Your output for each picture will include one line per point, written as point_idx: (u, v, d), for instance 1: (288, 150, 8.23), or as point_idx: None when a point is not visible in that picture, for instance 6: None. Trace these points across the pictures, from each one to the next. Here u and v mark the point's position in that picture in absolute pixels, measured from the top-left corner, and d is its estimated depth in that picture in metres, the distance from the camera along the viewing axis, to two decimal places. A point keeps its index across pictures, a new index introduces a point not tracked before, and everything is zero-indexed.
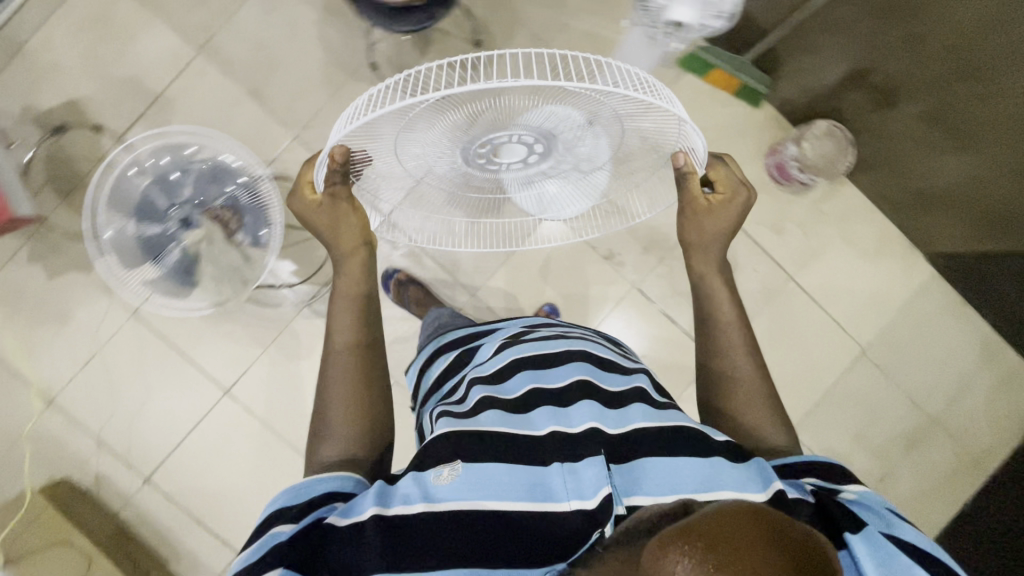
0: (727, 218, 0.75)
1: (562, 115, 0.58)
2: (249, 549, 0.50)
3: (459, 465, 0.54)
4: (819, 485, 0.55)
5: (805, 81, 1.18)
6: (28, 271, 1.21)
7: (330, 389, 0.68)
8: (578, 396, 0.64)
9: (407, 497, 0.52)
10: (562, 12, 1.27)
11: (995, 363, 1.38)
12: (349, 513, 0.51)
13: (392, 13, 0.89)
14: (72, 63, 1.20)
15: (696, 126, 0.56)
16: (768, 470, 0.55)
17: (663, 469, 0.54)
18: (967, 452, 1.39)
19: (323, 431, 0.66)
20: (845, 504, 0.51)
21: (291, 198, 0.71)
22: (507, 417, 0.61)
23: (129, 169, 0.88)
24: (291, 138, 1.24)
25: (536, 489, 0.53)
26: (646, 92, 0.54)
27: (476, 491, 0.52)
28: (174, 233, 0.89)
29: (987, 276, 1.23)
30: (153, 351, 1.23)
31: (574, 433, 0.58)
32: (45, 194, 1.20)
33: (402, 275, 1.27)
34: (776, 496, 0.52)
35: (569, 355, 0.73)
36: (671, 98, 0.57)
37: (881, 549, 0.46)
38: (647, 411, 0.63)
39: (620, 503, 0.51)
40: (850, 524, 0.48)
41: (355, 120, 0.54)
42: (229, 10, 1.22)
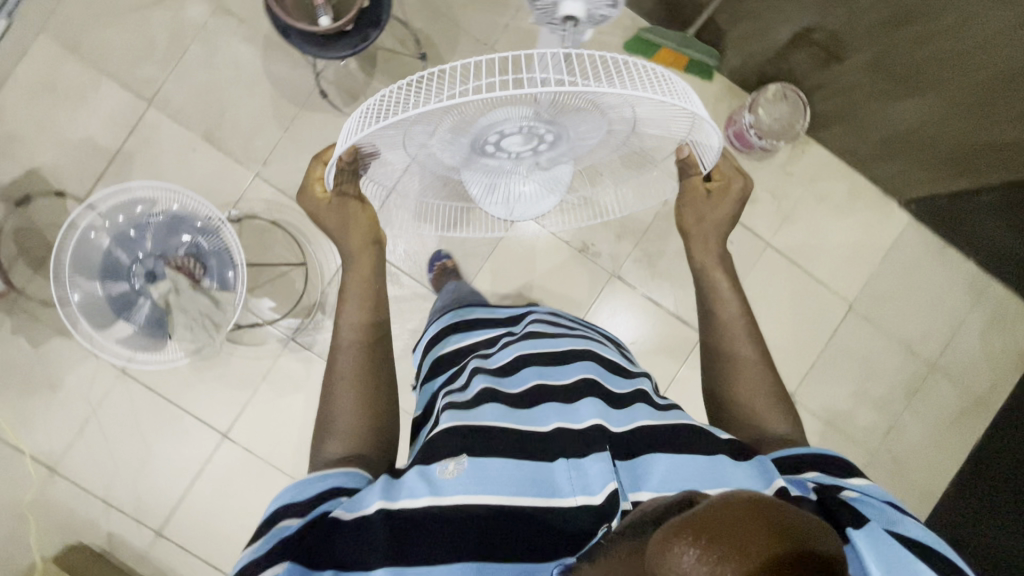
0: (724, 209, 0.77)
1: (578, 114, 0.56)
2: (256, 542, 0.49)
3: (465, 459, 0.54)
4: (822, 483, 0.54)
5: (750, 48, 1.17)
6: (11, 345, 1.21)
7: (336, 389, 0.68)
8: (583, 393, 0.65)
9: (412, 491, 0.51)
10: (501, 13, 1.27)
11: (985, 299, 1.38)
12: (354, 507, 0.51)
13: (323, 38, 0.89)
14: (26, 132, 1.20)
15: (714, 125, 0.54)
16: (771, 468, 0.56)
17: (668, 465, 0.55)
18: (972, 392, 1.38)
19: (327, 428, 0.65)
20: (847, 501, 0.50)
21: (301, 194, 0.72)
22: (511, 412, 0.61)
23: (88, 231, 0.88)
24: (253, 176, 1.25)
25: (541, 484, 0.54)
26: (667, 93, 0.52)
27: (483, 484, 0.52)
28: (142, 289, 0.90)
29: (962, 214, 1.23)
30: (147, 405, 1.24)
31: (580, 429, 0.59)
32: (17, 266, 1.20)
33: (448, 262, 1.26)
34: (779, 491, 0.52)
35: (577, 353, 0.73)
36: (688, 93, 0.54)
37: (884, 545, 0.44)
38: (650, 413, 0.64)
39: (626, 499, 0.52)
40: (853, 520, 0.47)
41: (364, 128, 0.53)
42: (174, 59, 1.22)
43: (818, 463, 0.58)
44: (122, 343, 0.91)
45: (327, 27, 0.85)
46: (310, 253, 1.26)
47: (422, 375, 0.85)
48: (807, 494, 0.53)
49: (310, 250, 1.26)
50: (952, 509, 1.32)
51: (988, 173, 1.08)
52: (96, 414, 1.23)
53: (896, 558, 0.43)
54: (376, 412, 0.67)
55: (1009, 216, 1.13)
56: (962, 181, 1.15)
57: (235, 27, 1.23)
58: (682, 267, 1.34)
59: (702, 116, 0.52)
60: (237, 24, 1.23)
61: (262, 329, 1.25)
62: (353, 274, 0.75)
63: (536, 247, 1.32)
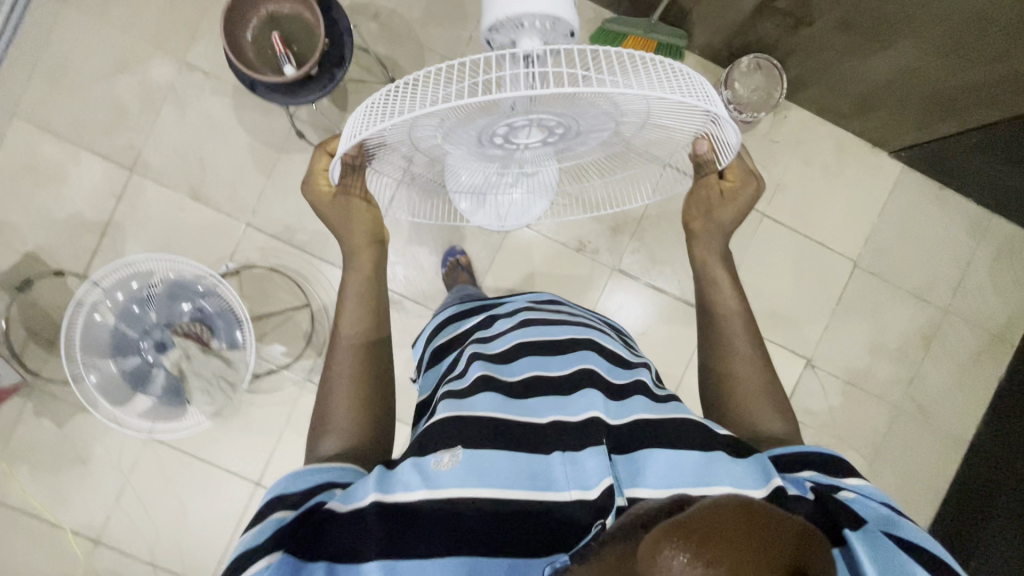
0: (733, 209, 0.79)
1: (583, 111, 0.55)
2: (248, 531, 0.49)
3: (460, 452, 0.53)
4: (818, 482, 0.55)
5: (716, 23, 1.16)
6: (35, 429, 1.22)
7: (330, 379, 0.69)
8: (582, 384, 0.64)
9: (407, 484, 0.51)
10: (462, 26, 1.26)
11: (988, 236, 1.37)
12: (349, 500, 0.50)
13: (291, 86, 0.89)
14: (16, 217, 1.21)
15: (727, 122, 0.53)
16: (769, 466, 0.55)
17: (666, 462, 0.54)
18: (988, 330, 1.37)
19: (324, 423, 0.66)
20: (844, 502, 0.51)
21: (306, 186, 0.77)
22: (506, 402, 0.61)
23: (94, 313, 0.89)
24: (244, 227, 1.25)
25: (537, 478, 0.53)
26: (679, 91, 0.50)
27: (478, 477, 0.52)
28: (155, 360, 0.91)
29: (954, 156, 1.22)
30: (178, 466, 1.25)
31: (575, 422, 0.59)
32: (28, 351, 1.21)
33: (461, 257, 1.28)
34: (775, 492, 0.52)
35: (578, 343, 0.73)
36: (705, 90, 0.52)
37: (880, 547, 0.46)
38: (647, 404, 0.63)
39: (621, 495, 0.52)
40: (850, 520, 0.48)
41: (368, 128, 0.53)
42: (149, 123, 1.23)
43: (812, 461, 0.59)
44: (141, 416, 0.93)
45: (295, 75, 0.85)
46: (312, 293, 1.27)
47: (426, 362, 0.87)
48: (804, 493, 0.53)
49: (311, 291, 1.27)
50: (983, 449, 1.32)
51: (975, 113, 1.06)
52: (130, 482, 1.24)
53: (892, 560, 0.45)
54: (376, 408, 0.68)
55: (1001, 152, 1.12)
56: (947, 125, 1.14)
57: (203, 81, 1.23)
58: (682, 251, 1.34)
59: (718, 114, 0.51)
60: (204, 78, 1.23)
61: (279, 374, 1.26)
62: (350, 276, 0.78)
63: (533, 253, 1.32)
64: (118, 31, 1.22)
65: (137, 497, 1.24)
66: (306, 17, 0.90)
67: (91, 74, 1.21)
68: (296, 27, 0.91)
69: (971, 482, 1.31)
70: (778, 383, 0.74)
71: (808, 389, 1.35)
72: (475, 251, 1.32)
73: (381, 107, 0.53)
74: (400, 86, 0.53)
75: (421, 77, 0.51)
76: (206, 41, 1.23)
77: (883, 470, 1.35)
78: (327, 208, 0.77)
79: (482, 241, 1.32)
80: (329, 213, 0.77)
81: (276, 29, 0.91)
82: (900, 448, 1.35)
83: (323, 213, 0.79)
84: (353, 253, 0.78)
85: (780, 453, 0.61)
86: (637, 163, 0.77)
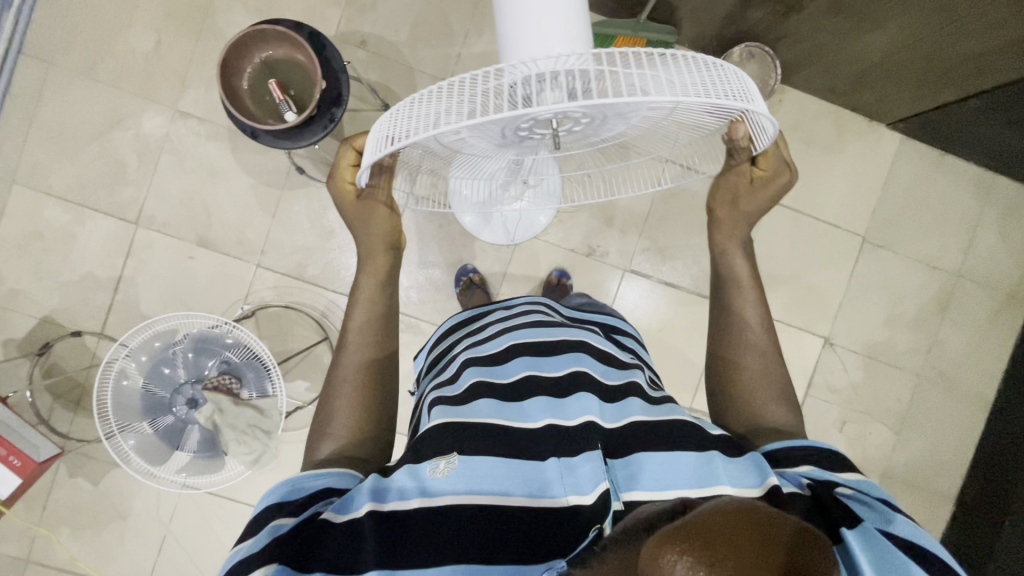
0: (761, 199, 0.77)
1: (618, 117, 0.53)
2: (245, 542, 0.48)
3: (455, 458, 0.55)
4: (816, 477, 0.55)
5: (704, 18, 1.16)
6: (70, 490, 1.22)
7: (335, 383, 0.71)
8: (577, 387, 0.65)
9: (403, 492, 0.53)
10: (451, 45, 1.26)
11: (992, 197, 1.37)
12: (345, 509, 0.51)
13: (293, 130, 0.89)
14: (29, 282, 1.21)
15: (769, 116, 0.51)
16: (764, 463, 0.56)
17: (659, 464, 0.56)
18: (1001, 290, 1.38)
19: (322, 428, 0.67)
20: (840, 499, 0.51)
21: (330, 181, 0.74)
22: (500, 407, 0.63)
23: (122, 379, 0.90)
24: (254, 268, 1.25)
25: (532, 483, 0.55)
26: (721, 91, 0.48)
27: (474, 483, 0.54)
28: (187, 416, 0.91)
29: (952, 123, 1.22)
30: (214, 512, 1.25)
31: (570, 426, 0.60)
32: (55, 414, 1.21)
33: (476, 277, 1.29)
34: (771, 489, 0.52)
35: (574, 345, 0.74)
36: (745, 88, 0.51)
37: (877, 547, 0.46)
38: (643, 408, 0.64)
39: (617, 499, 0.53)
40: (847, 520, 0.48)
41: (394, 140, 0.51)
42: (148, 174, 1.23)
43: (811, 456, 0.58)
44: (179, 471, 0.92)
45: (297, 122, 0.85)
46: (329, 326, 1.27)
47: (427, 371, 0.88)
48: (800, 491, 0.54)
49: (328, 324, 1.27)
50: (1007, 409, 1.33)
51: (972, 81, 1.06)
52: (170, 532, 1.24)
53: (890, 560, 0.45)
54: (373, 412, 0.69)
55: (1002, 114, 1.11)
56: (945, 95, 1.14)
57: (197, 127, 1.23)
58: (692, 244, 1.34)
59: (759, 111, 0.49)
60: (199, 124, 1.23)
61: (305, 410, 1.25)
62: (365, 279, 0.78)
63: (542, 263, 1.33)
64: (107, 86, 1.21)
65: (178, 547, 1.24)
66: (299, 58, 0.90)
67: (85, 132, 1.21)
68: (290, 70, 0.91)
69: (998, 442, 1.32)
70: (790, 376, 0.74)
71: (829, 367, 1.36)
72: (485, 266, 1.32)
73: (414, 114, 0.50)
74: (433, 90, 0.50)
75: (449, 84, 0.49)
76: (196, 87, 1.23)
77: (909, 438, 1.36)
78: (350, 210, 0.76)
79: (491, 256, 1.32)
80: (349, 213, 0.76)
81: (273, 77, 0.91)
82: (923, 416, 1.37)
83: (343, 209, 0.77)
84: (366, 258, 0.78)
85: (776, 449, 0.61)
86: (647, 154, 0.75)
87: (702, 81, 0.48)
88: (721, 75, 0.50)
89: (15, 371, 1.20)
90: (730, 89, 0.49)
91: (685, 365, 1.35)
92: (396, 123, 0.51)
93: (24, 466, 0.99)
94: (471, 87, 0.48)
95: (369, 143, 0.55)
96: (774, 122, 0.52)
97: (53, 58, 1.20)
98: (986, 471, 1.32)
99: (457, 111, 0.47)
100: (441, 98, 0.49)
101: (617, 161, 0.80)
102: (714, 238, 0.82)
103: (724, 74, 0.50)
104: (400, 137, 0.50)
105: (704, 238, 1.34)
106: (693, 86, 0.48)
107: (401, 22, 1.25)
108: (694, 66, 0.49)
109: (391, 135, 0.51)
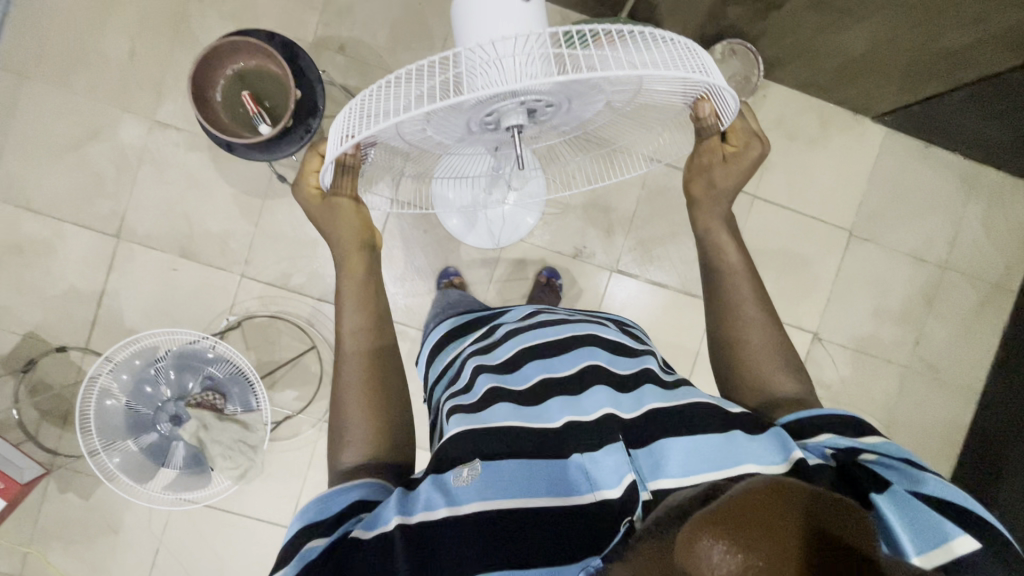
0: (739, 171, 0.74)
1: (585, 100, 0.52)
2: (285, 568, 0.49)
3: (477, 464, 0.54)
4: (838, 447, 0.53)
5: (685, 15, 1.15)
6: (60, 506, 1.21)
7: (344, 392, 0.69)
8: (593, 382, 0.65)
9: (429, 502, 0.51)
10: (431, 47, 1.25)
11: (978, 188, 1.37)
12: (374, 525, 0.50)
13: (268, 143, 0.88)
14: (10, 298, 1.19)
15: (733, 91, 0.51)
16: (788, 438, 0.54)
17: (682, 451, 0.55)
18: (987, 280, 1.38)
19: (342, 435, 0.66)
20: (867, 465, 0.50)
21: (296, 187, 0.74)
22: (519, 410, 0.62)
23: (105, 399, 0.90)
24: (239, 278, 1.24)
25: (557, 484, 0.54)
26: (684, 65, 0.48)
27: (499, 488, 0.53)
28: (172, 433, 0.90)
29: (937, 116, 1.21)
30: (207, 523, 1.24)
31: (590, 421, 0.60)
32: (42, 429, 1.20)
33: (456, 279, 1.28)
34: (796, 464, 0.51)
35: (582, 339, 0.73)
36: (707, 62, 0.50)
37: (908, 506, 0.46)
38: (660, 394, 0.64)
39: (644, 489, 0.52)
40: (875, 485, 0.48)
41: (351, 134, 0.49)
42: (128, 186, 1.21)
43: (831, 425, 0.57)
44: (167, 488, 0.94)
45: (272, 134, 0.84)
46: (316, 334, 1.26)
47: (431, 379, 0.87)
48: (825, 462, 0.53)
49: (316, 332, 1.26)
50: (995, 399, 1.34)
51: (956, 75, 1.05)
52: (163, 544, 1.23)
53: (922, 518, 0.45)
54: (385, 416, 0.68)
55: (986, 107, 1.11)
56: (929, 87, 1.13)
57: (176, 137, 1.22)
58: (678, 244, 1.34)
59: (722, 85, 0.49)
60: (177, 134, 1.22)
61: (295, 419, 1.25)
62: (346, 278, 0.76)
63: (530, 264, 1.32)
64: (82, 97, 1.19)
65: (173, 558, 1.23)
66: (273, 70, 0.89)
67: (63, 145, 1.19)
68: (266, 82, 0.90)
69: (987, 431, 1.33)
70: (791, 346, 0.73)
71: (818, 362, 1.36)
72: (473, 270, 1.31)
73: (369, 109, 0.49)
74: (386, 83, 0.49)
75: (403, 74, 0.48)
76: (173, 97, 1.21)
77: (898, 430, 1.37)
78: (319, 213, 0.75)
79: (479, 259, 1.31)
80: (319, 216, 0.75)
81: (246, 87, 0.90)
82: (912, 407, 1.38)
83: (316, 216, 0.76)
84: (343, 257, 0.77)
85: (799, 419, 0.59)
86: (627, 140, 0.73)
87: (659, 56, 0.47)
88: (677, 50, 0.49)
89: None
90: (687, 62, 0.48)
91: (674, 365, 1.35)
92: (353, 119, 0.50)
93: (8, 489, 1.01)
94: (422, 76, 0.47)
95: (329, 144, 0.55)
96: (733, 94, 0.52)
97: (26, 70, 1.18)
98: (973, 462, 1.33)
99: (412, 101, 0.46)
100: (394, 90, 0.48)
101: (593, 152, 0.78)
102: (696, 218, 0.80)
103: (682, 50, 0.50)
104: (358, 133, 0.49)
105: (690, 237, 1.34)
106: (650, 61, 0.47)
107: (379, 25, 1.23)
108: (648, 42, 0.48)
109: (347, 131, 0.50)
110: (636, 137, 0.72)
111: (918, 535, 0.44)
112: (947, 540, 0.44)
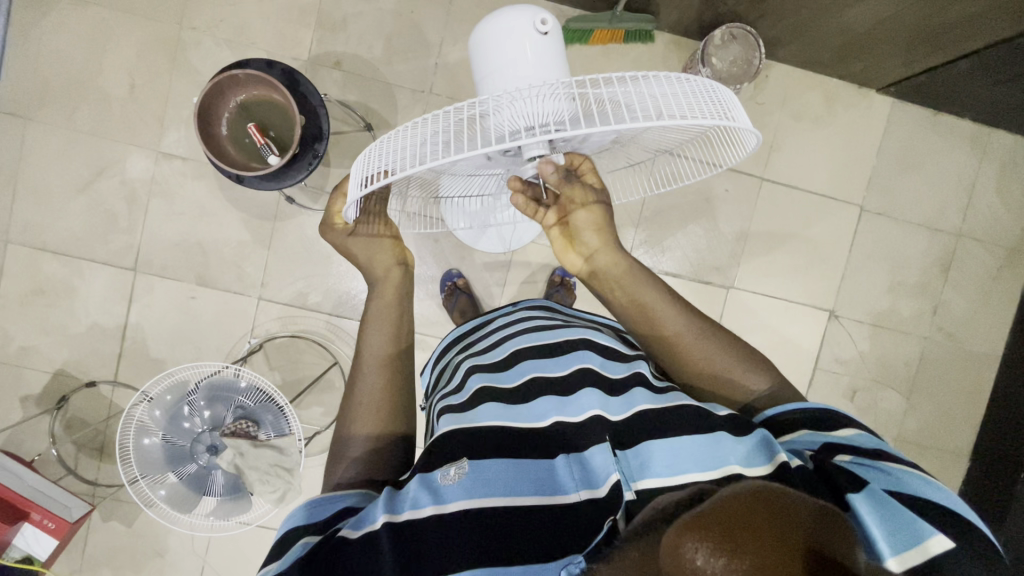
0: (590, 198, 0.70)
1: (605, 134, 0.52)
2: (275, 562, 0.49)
3: (465, 463, 0.55)
4: (816, 447, 0.56)
5: (682, 4, 1.13)
6: (107, 535, 1.24)
7: (348, 410, 0.71)
8: (580, 384, 0.65)
9: (416, 501, 0.52)
10: (427, 53, 1.24)
11: (989, 153, 1.35)
12: (360, 524, 0.51)
13: (278, 172, 0.89)
14: (37, 339, 1.22)
15: (756, 131, 0.51)
16: (771, 438, 0.56)
17: (669, 449, 0.55)
18: (1003, 246, 1.37)
19: (340, 456, 0.67)
20: (843, 466, 0.52)
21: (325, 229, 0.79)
22: (507, 410, 0.63)
23: (144, 437, 0.93)
24: (256, 301, 1.26)
25: (542, 484, 0.55)
26: (712, 108, 0.47)
27: (483, 488, 0.53)
28: (210, 463, 0.93)
29: (942, 86, 1.20)
30: (244, 539, 1.27)
31: (577, 422, 0.61)
32: (83, 461, 1.22)
33: (460, 280, 1.29)
34: (781, 465, 0.52)
35: (574, 342, 0.73)
36: (733, 105, 0.50)
37: (885, 507, 0.47)
38: (650, 396, 0.63)
39: (630, 488, 0.53)
40: (852, 484, 0.49)
41: (378, 178, 0.49)
42: (140, 220, 1.22)
43: (808, 419, 0.59)
44: (210, 515, 0.97)
45: (281, 164, 0.85)
46: (338, 351, 1.27)
47: (431, 386, 0.88)
48: (805, 464, 0.54)
49: (335, 348, 1.27)
50: (1016, 363, 1.33)
51: (961, 44, 1.04)
52: (207, 563, 1.27)
53: (896, 518, 0.46)
54: (393, 439, 0.69)
55: (994, 73, 1.09)
56: (934, 58, 1.11)
57: (182, 167, 1.22)
58: (689, 233, 1.33)
59: (747, 128, 0.49)
60: (183, 164, 1.22)
61: (322, 435, 1.26)
62: (376, 299, 0.80)
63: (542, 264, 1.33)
64: (86, 135, 1.20)
65: None
66: (276, 98, 0.88)
67: (72, 184, 1.21)
68: (269, 111, 0.91)
69: (1010, 397, 1.32)
70: (742, 340, 0.72)
71: (836, 339, 1.36)
72: (484, 275, 1.32)
73: (391, 152, 0.49)
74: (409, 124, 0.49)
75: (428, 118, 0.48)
76: (177, 127, 1.22)
77: (921, 401, 1.38)
78: (351, 244, 0.80)
79: (489, 265, 1.32)
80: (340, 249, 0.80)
81: (251, 119, 0.91)
82: (933, 378, 1.38)
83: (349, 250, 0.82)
84: (379, 281, 0.82)
85: (776, 414, 0.62)
86: (628, 160, 0.72)
87: (682, 98, 0.47)
88: (700, 90, 0.49)
89: (35, 427, 1.22)
90: (711, 104, 0.48)
91: None
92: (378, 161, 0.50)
93: (58, 528, 1.05)
94: (443, 119, 0.47)
95: (349, 179, 0.55)
96: (757, 133, 0.51)
97: (29, 112, 1.19)
98: (998, 427, 1.33)
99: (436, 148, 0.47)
100: (416, 134, 0.48)
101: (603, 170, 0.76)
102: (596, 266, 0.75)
103: (705, 89, 0.49)
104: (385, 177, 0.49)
105: (701, 225, 1.33)
106: (673, 104, 0.47)
107: (375, 38, 1.23)
108: (673, 82, 0.48)
109: (369, 174, 0.51)
110: (647, 151, 0.67)
111: (893, 534, 0.45)
112: (921, 540, 0.45)
